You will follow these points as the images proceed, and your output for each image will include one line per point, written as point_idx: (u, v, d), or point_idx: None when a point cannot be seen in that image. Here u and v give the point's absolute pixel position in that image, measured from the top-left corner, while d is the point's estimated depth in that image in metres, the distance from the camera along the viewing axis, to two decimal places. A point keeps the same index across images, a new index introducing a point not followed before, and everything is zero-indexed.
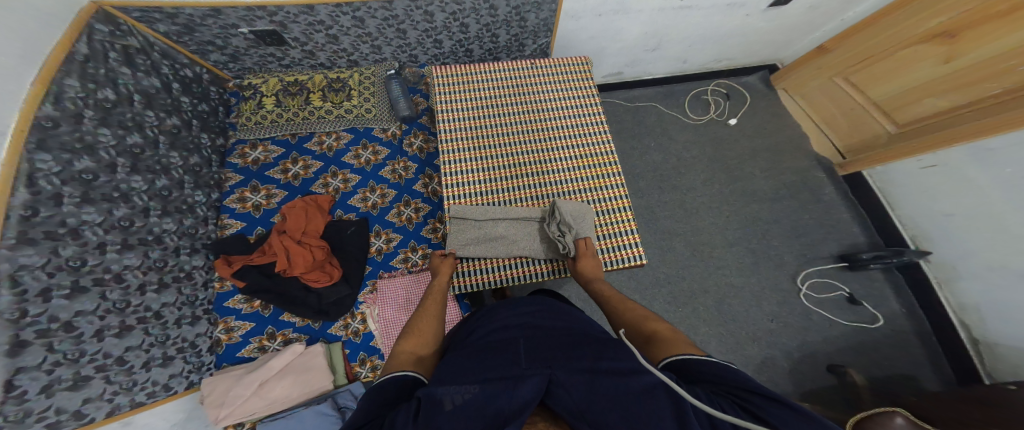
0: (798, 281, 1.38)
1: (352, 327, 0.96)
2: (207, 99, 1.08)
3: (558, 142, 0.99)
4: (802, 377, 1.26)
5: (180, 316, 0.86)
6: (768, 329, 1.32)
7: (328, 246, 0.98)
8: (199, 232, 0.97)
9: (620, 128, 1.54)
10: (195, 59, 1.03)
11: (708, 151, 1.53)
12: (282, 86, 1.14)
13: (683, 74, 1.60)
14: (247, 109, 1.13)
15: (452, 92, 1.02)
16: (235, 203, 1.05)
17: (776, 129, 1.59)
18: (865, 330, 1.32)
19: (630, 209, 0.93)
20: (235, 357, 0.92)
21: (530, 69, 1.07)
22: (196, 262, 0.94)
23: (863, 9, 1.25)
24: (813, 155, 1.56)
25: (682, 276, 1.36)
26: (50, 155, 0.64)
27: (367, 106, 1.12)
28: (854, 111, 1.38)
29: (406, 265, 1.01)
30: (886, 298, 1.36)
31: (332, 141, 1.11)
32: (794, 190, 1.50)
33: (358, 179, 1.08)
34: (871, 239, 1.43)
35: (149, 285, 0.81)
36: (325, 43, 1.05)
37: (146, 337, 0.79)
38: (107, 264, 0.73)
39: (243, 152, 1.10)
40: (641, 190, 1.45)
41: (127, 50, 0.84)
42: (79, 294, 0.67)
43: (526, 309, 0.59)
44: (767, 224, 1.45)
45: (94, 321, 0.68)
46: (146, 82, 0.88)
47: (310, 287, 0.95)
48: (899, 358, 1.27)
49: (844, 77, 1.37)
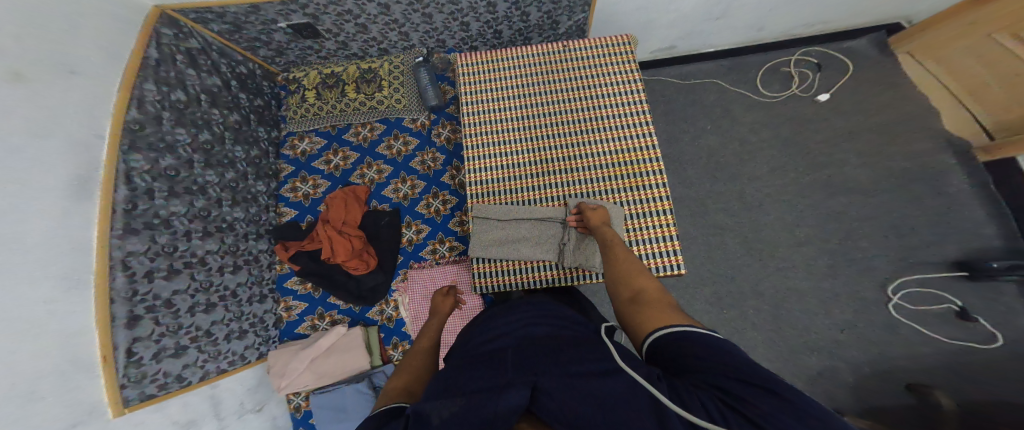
0: (889, 291, 1.16)
1: (386, 313, 1.10)
2: (261, 94, 1.20)
3: (589, 136, 0.92)
4: (869, 396, 1.10)
5: (250, 295, 1.04)
6: (835, 340, 1.16)
7: (365, 236, 1.09)
8: (263, 219, 1.14)
9: (669, 110, 1.35)
10: (247, 56, 1.13)
11: (784, 132, 1.28)
12: (321, 79, 1.19)
13: (757, 44, 1.32)
14: (293, 102, 1.21)
15: (479, 85, 0.99)
16: (288, 192, 1.20)
17: (889, 102, 1.26)
18: (973, 350, 1.09)
19: (672, 211, 0.85)
20: (293, 333, 1.12)
21: (561, 54, 0.99)
22: (261, 247, 1.12)
23: None
24: (941, 134, 1.22)
25: (731, 277, 1.23)
26: (140, 155, 0.80)
27: (397, 97, 1.16)
28: (1016, 79, 1.00)
29: (434, 256, 1.11)
30: (1016, 313, 1.09)
31: (366, 132, 1.20)
32: (905, 179, 1.21)
33: (391, 169, 1.17)
34: (1014, 245, 1.11)
35: (227, 266, 0.99)
36: (355, 32, 1.08)
37: (226, 313, 0.96)
38: (194, 248, 0.90)
39: (294, 144, 1.23)
40: (690, 179, 1.29)
41: (190, 53, 0.95)
42: (173, 276, 0.84)
43: (520, 317, 0.62)
44: (855, 222, 1.21)
45: (187, 299, 0.86)
46: (209, 81, 1.00)
47: (350, 274, 1.08)
48: (1009, 387, 1.04)
49: (1012, 33, 0.97)
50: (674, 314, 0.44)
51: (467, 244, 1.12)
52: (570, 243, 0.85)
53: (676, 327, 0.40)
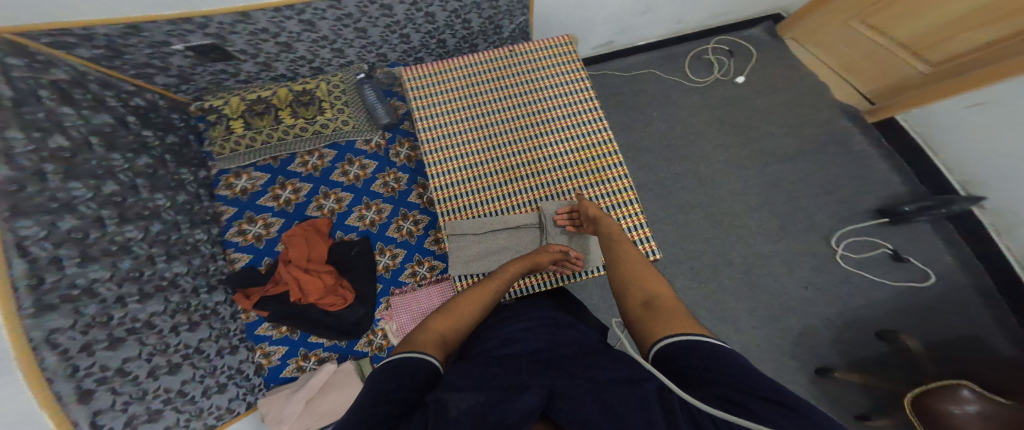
0: (833, 243, 1.28)
1: (376, 342, 1.04)
2: (174, 128, 1.08)
3: (548, 140, 0.97)
4: (848, 345, 1.19)
5: (219, 348, 0.94)
6: (804, 298, 1.25)
7: (335, 269, 1.02)
8: (211, 269, 1.02)
9: (620, 101, 1.48)
10: (140, 84, 0.99)
11: (717, 113, 1.46)
12: (246, 105, 1.13)
13: (678, 35, 1.53)
14: (217, 135, 1.12)
15: (432, 104, 1.01)
16: (236, 236, 1.09)
17: (791, 82, 1.49)
18: (914, 290, 1.23)
19: (637, 200, 0.91)
20: (280, 378, 1.01)
21: (507, 68, 1.05)
22: (217, 298, 1.00)
23: None
24: (836, 104, 1.45)
25: (704, 250, 1.30)
26: (31, 220, 0.65)
27: (344, 119, 1.15)
28: (878, 54, 1.28)
29: (416, 279, 1.06)
30: (937, 251, 1.26)
31: (316, 159, 1.15)
32: (821, 143, 1.40)
33: (351, 196, 1.12)
34: (915, 190, 1.31)
35: (180, 326, 0.88)
36: (279, 52, 1.03)
37: (195, 371, 0.87)
38: (133, 314, 0.78)
39: (230, 182, 1.12)
40: (650, 164, 1.40)
41: (59, 86, 0.78)
42: (120, 344, 0.73)
43: (525, 325, 0.60)
44: (792, 184, 1.36)
45: (143, 365, 0.77)
46: (99, 120, 0.86)
47: (329, 311, 0.99)
48: (955, 318, 1.19)
49: (862, 19, 1.26)
50: (688, 324, 0.42)
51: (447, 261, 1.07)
52: (548, 246, 0.87)
53: (679, 334, 0.39)
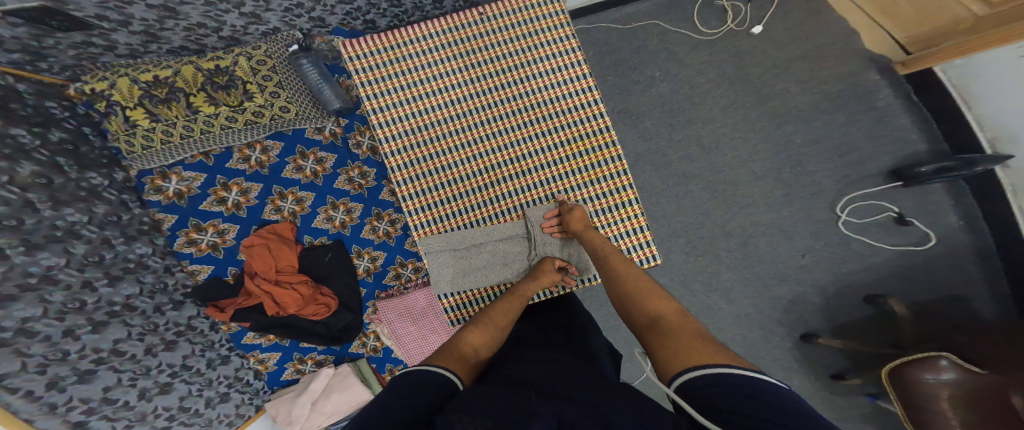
0: (838, 209, 1.22)
1: (370, 344, 1.10)
2: (54, 122, 0.76)
3: (532, 134, 0.84)
4: (835, 310, 1.19)
5: (209, 361, 0.93)
6: (798, 265, 1.21)
7: (311, 278, 0.98)
8: (171, 283, 0.92)
9: (617, 59, 1.31)
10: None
11: (727, 70, 1.29)
12: (142, 88, 0.86)
13: None
14: (116, 128, 0.87)
15: (390, 89, 0.83)
16: (187, 247, 0.96)
17: (814, 29, 1.29)
18: (913, 253, 1.19)
19: (637, 200, 0.83)
20: (281, 380, 1.07)
21: (480, 36, 0.84)
22: (189, 313, 0.93)
23: None
24: (864, 54, 1.28)
25: (701, 222, 1.24)
26: None
27: (282, 104, 0.97)
28: None
29: (400, 281, 1.08)
30: (942, 211, 1.19)
31: (260, 155, 0.99)
32: (839, 100, 1.26)
33: (313, 196, 1.03)
34: (936, 147, 1.21)
35: (155, 346, 0.82)
36: (162, 20, 0.76)
37: (190, 386, 0.87)
38: (92, 345, 0.68)
39: (158, 186, 0.93)
40: (649, 131, 1.28)
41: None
42: (91, 375, 0.66)
43: (537, 355, 0.56)
44: (804, 148, 1.25)
45: (129, 389, 0.73)
46: None
47: (314, 320, 0.97)
48: (944, 279, 1.16)
49: None
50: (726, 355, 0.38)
51: None
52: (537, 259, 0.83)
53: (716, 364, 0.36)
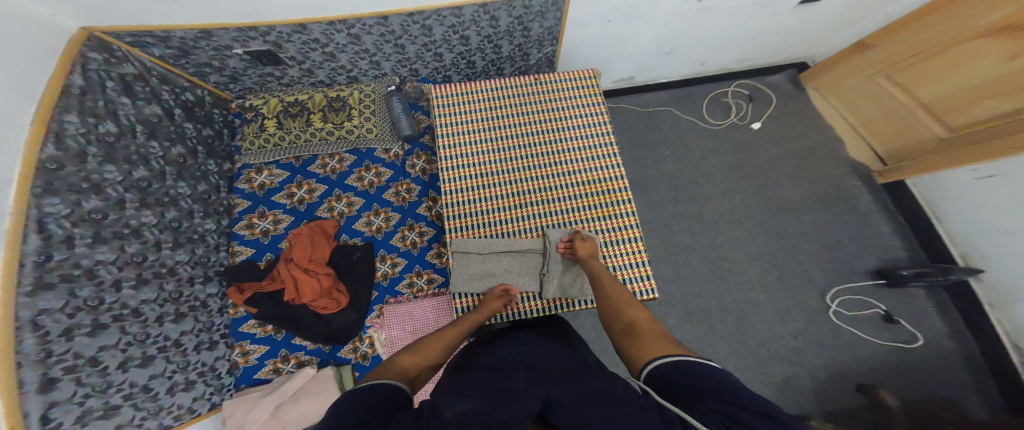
0: (827, 299, 1.28)
1: (361, 350, 1.02)
2: (212, 122, 1.10)
3: (565, 167, 0.95)
4: (827, 397, 1.18)
5: (198, 342, 0.92)
6: (791, 347, 1.24)
7: (334, 272, 1.03)
8: (212, 260, 1.02)
9: (633, 136, 1.48)
10: (195, 81, 1.04)
11: (728, 158, 1.45)
12: (283, 107, 1.16)
13: (701, 76, 1.51)
14: (250, 132, 1.15)
15: (454, 112, 1.00)
16: (243, 229, 1.10)
17: (805, 133, 1.48)
18: (901, 350, 1.22)
19: (641, 239, 0.89)
20: (252, 379, 1.00)
21: (535, 86, 1.03)
22: (210, 290, 1.00)
23: None
24: (849, 161, 1.44)
25: (698, 292, 1.30)
26: (59, 199, 0.67)
27: (369, 126, 1.14)
28: (897, 113, 1.26)
29: (412, 290, 1.05)
30: (928, 317, 1.25)
31: (335, 163, 1.15)
32: (826, 200, 1.40)
33: (362, 202, 1.12)
34: (914, 256, 1.31)
35: (166, 316, 0.87)
36: (322, 60, 1.03)
37: (167, 365, 0.85)
38: (124, 300, 0.77)
39: (250, 177, 1.14)
40: (654, 201, 1.39)
41: (124, 79, 0.85)
42: (101, 330, 0.71)
43: (523, 345, 0.58)
44: (794, 237, 1.36)
45: (116, 354, 0.74)
46: (148, 110, 0.90)
47: (319, 313, 1.00)
48: (934, 380, 1.17)
49: (886, 74, 1.24)
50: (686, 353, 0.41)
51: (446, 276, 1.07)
52: (549, 273, 0.84)
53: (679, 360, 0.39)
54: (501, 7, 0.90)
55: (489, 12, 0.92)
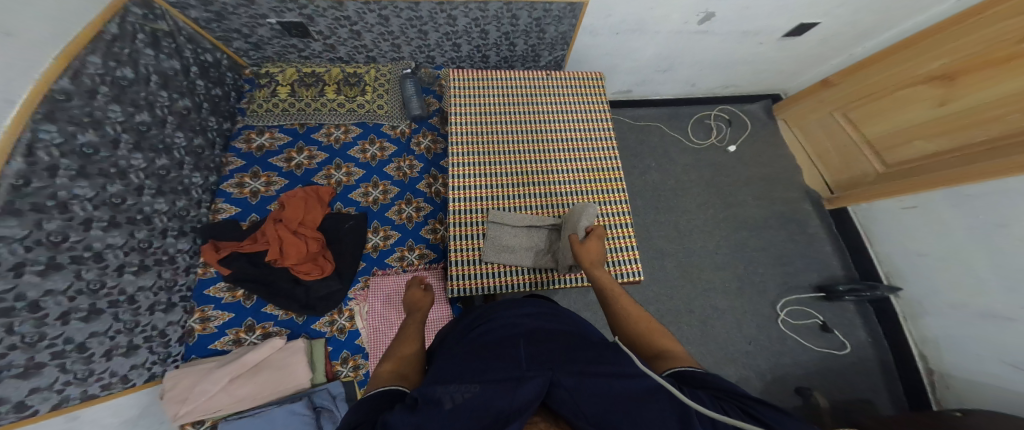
0: (777, 308, 1.42)
1: (338, 324, 1.00)
2: (222, 84, 1.08)
3: (567, 156, 1.06)
4: (772, 398, 1.31)
5: (153, 302, 0.87)
6: (745, 350, 1.36)
7: (323, 238, 1.01)
8: (190, 214, 0.98)
9: (624, 146, 1.56)
10: (217, 45, 1.04)
11: (706, 175, 1.56)
12: (299, 76, 1.16)
13: (689, 98, 1.62)
14: (261, 96, 1.14)
15: (466, 95, 1.07)
16: (232, 187, 1.07)
17: (772, 159, 1.63)
18: (832, 356, 1.38)
19: (631, 225, 1.01)
20: (206, 349, 0.95)
21: (545, 80, 1.12)
22: (181, 246, 0.96)
23: (881, 40, 1.26)
24: (804, 188, 1.60)
25: (669, 296, 1.39)
26: (56, 127, 0.64)
27: (380, 103, 1.15)
28: (848, 148, 1.42)
29: (401, 263, 1.05)
30: (854, 328, 1.42)
31: (340, 133, 1.13)
32: (784, 220, 1.55)
33: (362, 173, 1.11)
34: (848, 274, 1.49)
35: (128, 266, 0.82)
36: (347, 37, 1.04)
37: (113, 323, 0.78)
38: (89, 241, 0.72)
39: (249, 138, 1.12)
40: (638, 208, 1.48)
41: (155, 33, 0.85)
42: (53, 272, 0.65)
43: (525, 311, 0.63)
44: (754, 251, 1.49)
45: (62, 302, 0.67)
46: (167, 64, 0.89)
47: (299, 279, 0.98)
48: (857, 383, 1.34)
49: (844, 113, 1.41)
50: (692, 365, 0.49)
51: (439, 252, 1.08)
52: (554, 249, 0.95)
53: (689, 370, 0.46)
54: (523, 7, 0.92)
55: (512, 10, 0.94)
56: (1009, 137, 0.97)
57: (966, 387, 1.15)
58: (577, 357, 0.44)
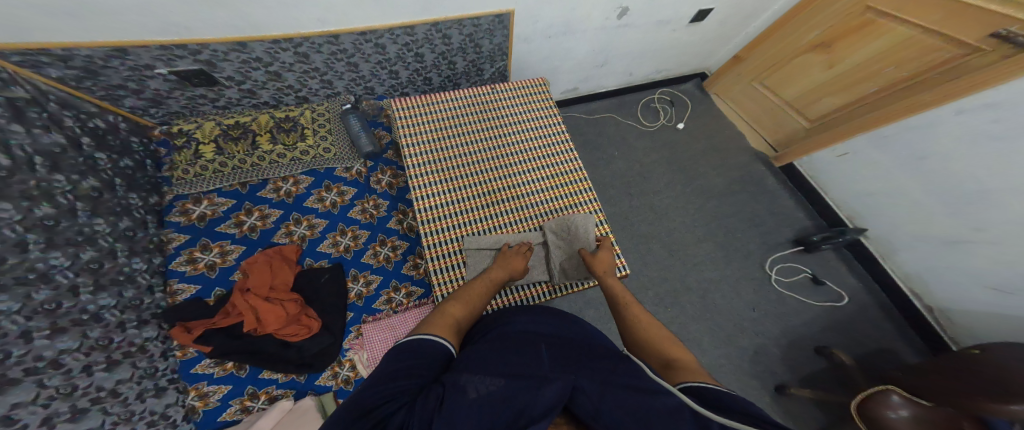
0: (767, 267, 1.45)
1: (342, 375, 0.91)
2: (130, 151, 0.99)
3: (527, 165, 1.08)
4: (795, 361, 1.29)
5: (140, 390, 0.79)
6: (753, 318, 1.35)
7: (300, 298, 0.93)
8: (146, 302, 0.88)
9: (585, 141, 1.64)
10: (105, 106, 0.94)
11: (665, 154, 1.66)
12: (221, 129, 1.09)
13: (631, 86, 1.75)
14: (182, 159, 1.05)
15: (416, 123, 1.09)
16: (183, 265, 0.96)
17: (716, 130, 1.77)
18: (835, 309, 1.40)
19: (607, 224, 1.03)
20: (216, 423, 0.84)
21: (489, 96, 1.18)
22: (148, 334, 0.86)
23: (761, 22, 1.48)
24: (751, 151, 1.72)
25: (665, 277, 1.39)
26: None
27: (326, 146, 1.13)
28: (775, 110, 1.59)
29: (391, 305, 0.97)
30: (842, 274, 1.47)
31: (290, 186, 1.08)
32: (743, 183, 1.64)
33: (326, 223, 1.05)
34: (817, 222, 1.56)
35: (95, 365, 0.74)
36: (265, 80, 1.04)
37: (105, 417, 0.72)
38: (37, 352, 0.65)
39: (185, 208, 1.02)
40: (612, 198, 1.52)
41: (15, 103, 0.73)
42: (9, 387, 0.59)
43: (537, 313, 0.60)
44: (728, 216, 1.55)
45: (37, 411, 0.61)
46: (48, 139, 0.79)
47: (288, 342, 0.89)
48: (870, 332, 1.35)
49: (760, 81, 1.59)
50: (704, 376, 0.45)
51: (427, 287, 1.01)
52: (553, 263, 0.92)
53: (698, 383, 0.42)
54: (453, 25, 1.00)
55: (441, 30, 1.01)
56: (894, 86, 1.14)
57: (969, 319, 1.20)
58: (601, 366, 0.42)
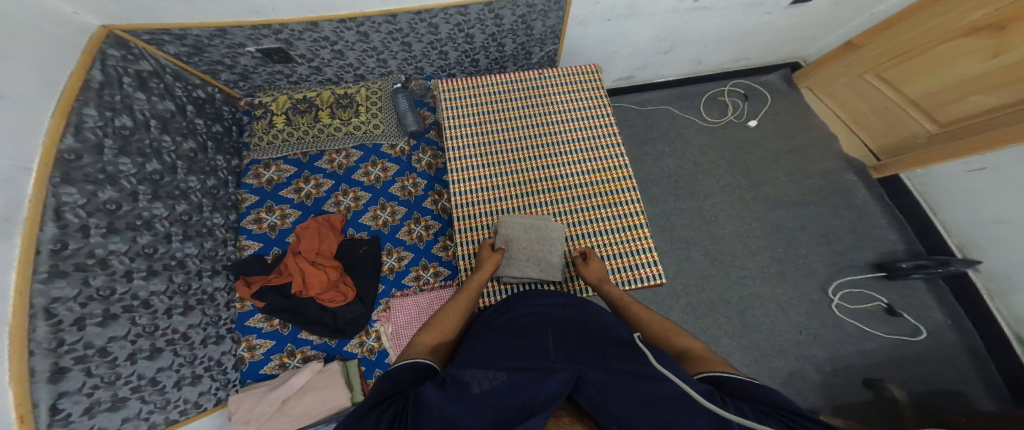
0: (830, 292, 1.29)
1: (367, 344, 1.03)
2: (221, 118, 1.16)
3: (568, 158, 1.04)
4: (834, 392, 1.17)
5: (205, 336, 0.96)
6: (796, 341, 1.24)
7: (341, 265, 1.06)
8: (219, 254, 1.06)
9: (633, 133, 1.51)
10: (207, 79, 1.10)
11: (726, 155, 1.48)
12: (292, 103, 1.21)
13: (697, 75, 1.55)
14: (259, 128, 1.20)
15: (460, 106, 1.09)
16: (252, 223, 1.14)
17: (800, 130, 1.51)
18: (904, 342, 1.22)
19: (646, 226, 0.98)
20: (258, 374, 1.02)
21: (538, 80, 1.13)
22: (218, 284, 1.04)
23: (894, 3, 1.18)
24: (843, 157, 1.47)
25: (700, 287, 1.31)
26: (76, 188, 0.70)
27: (375, 122, 1.20)
28: (888, 111, 1.30)
29: (418, 283, 1.07)
30: (928, 308, 1.26)
31: (342, 159, 1.19)
32: (823, 193, 1.42)
33: (369, 196, 1.15)
34: (911, 249, 1.32)
35: (175, 308, 0.90)
36: (331, 58, 1.10)
37: (175, 358, 0.88)
38: (134, 291, 0.81)
39: (258, 172, 1.19)
40: (656, 197, 1.42)
41: (141, 74, 0.91)
42: (111, 321, 0.74)
43: (556, 302, 0.63)
44: (793, 232, 1.37)
45: (126, 345, 0.77)
46: (162, 106, 0.96)
47: (326, 307, 1.02)
48: (942, 372, 1.17)
49: (877, 73, 1.29)
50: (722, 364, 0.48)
51: (452, 269, 1.08)
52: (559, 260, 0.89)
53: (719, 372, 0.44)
54: (506, 5, 0.94)
55: (494, 10, 0.96)
56: None
57: None
58: (608, 355, 0.44)
